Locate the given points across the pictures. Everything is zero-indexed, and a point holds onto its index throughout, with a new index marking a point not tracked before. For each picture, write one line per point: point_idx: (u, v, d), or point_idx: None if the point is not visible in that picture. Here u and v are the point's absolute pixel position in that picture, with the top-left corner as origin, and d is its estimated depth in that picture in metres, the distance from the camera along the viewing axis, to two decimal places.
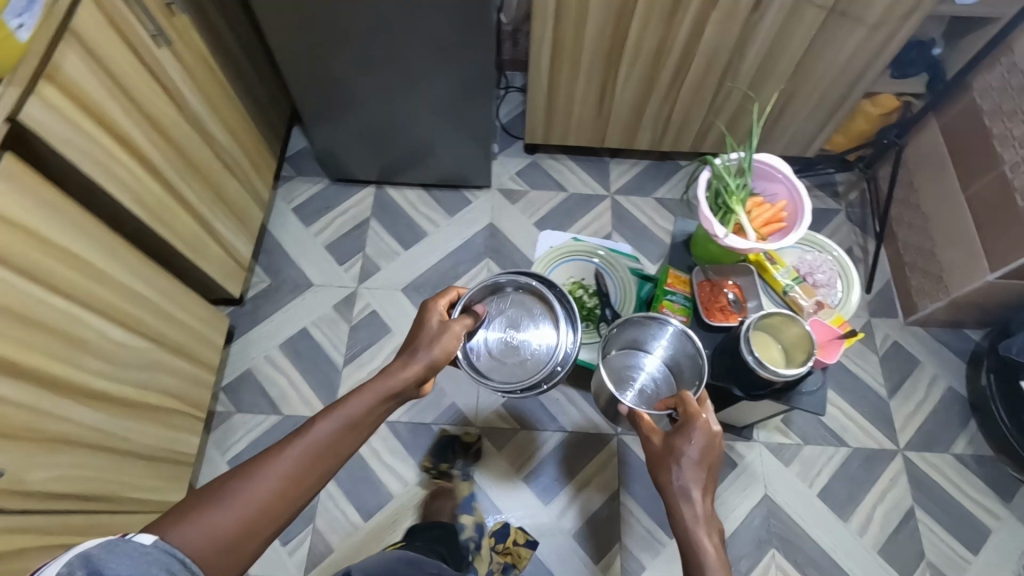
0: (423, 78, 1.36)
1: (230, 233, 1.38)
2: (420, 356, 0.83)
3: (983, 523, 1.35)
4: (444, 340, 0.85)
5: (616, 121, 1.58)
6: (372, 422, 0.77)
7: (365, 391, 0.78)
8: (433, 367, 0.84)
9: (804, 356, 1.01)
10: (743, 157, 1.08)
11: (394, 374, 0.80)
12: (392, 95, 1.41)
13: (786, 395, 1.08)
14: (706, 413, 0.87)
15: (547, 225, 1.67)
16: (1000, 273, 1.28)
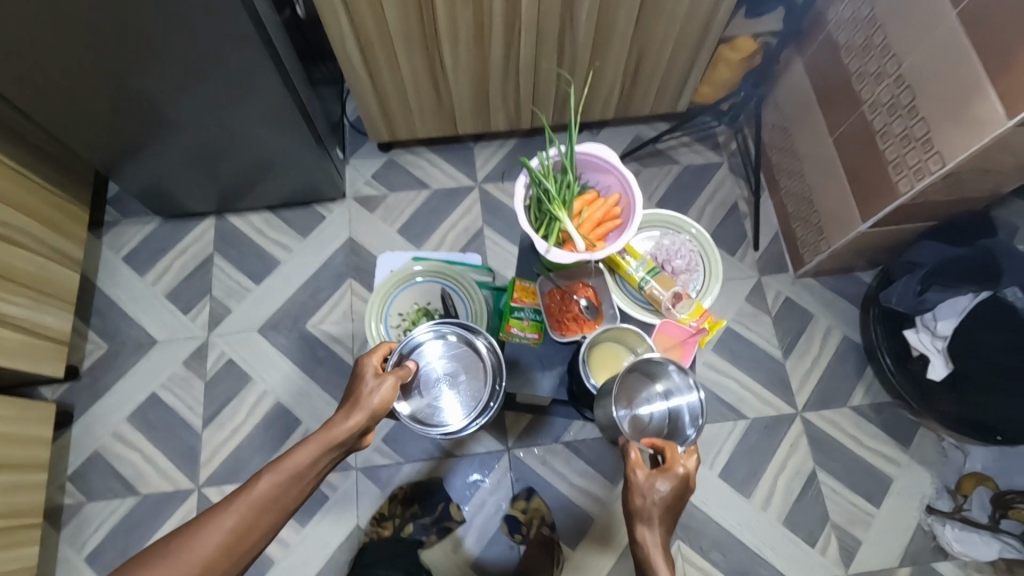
0: (214, 100, 1.17)
1: (29, 311, 1.21)
2: (359, 410, 0.78)
3: (884, 473, 1.33)
4: (384, 389, 0.80)
5: (462, 106, 1.42)
6: (319, 471, 0.75)
7: (309, 443, 0.75)
8: (375, 417, 0.80)
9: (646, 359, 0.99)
10: (564, 151, 0.95)
11: (339, 424, 0.77)
12: (188, 122, 1.22)
13: None
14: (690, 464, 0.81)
15: (411, 229, 1.53)
16: (871, 222, 1.20)
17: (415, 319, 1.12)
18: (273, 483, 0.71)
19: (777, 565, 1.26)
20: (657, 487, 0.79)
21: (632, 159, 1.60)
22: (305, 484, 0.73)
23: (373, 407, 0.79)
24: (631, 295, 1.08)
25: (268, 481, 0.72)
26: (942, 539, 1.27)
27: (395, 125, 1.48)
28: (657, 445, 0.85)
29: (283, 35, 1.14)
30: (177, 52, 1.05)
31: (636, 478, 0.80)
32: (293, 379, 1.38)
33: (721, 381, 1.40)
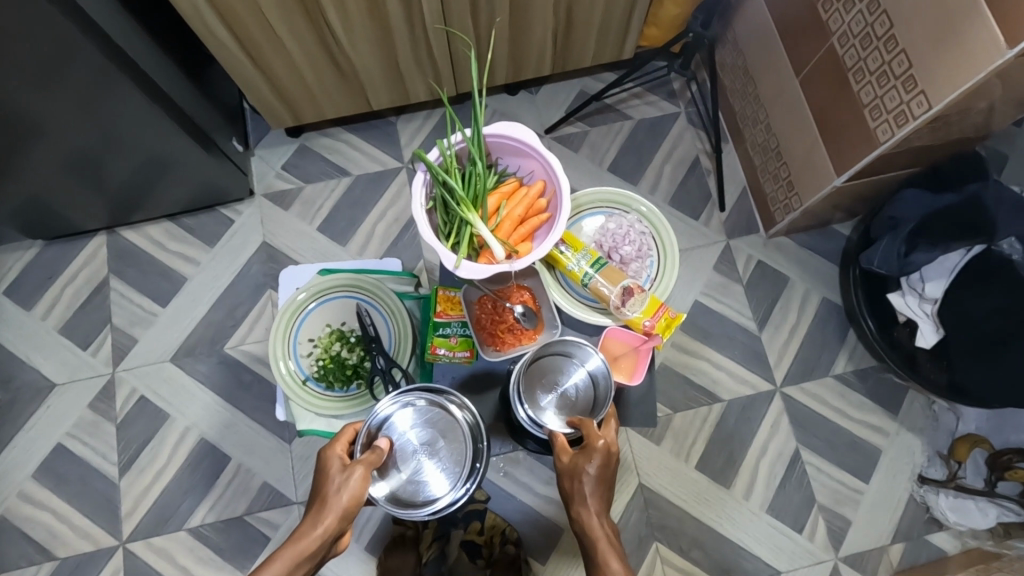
0: (56, 107, 0.97)
1: None
2: (329, 511, 0.65)
3: (872, 445, 1.23)
4: (355, 481, 0.68)
5: (369, 77, 1.21)
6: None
7: (273, 563, 0.60)
8: (348, 517, 0.66)
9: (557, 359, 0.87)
10: (470, 136, 0.77)
11: (308, 533, 0.63)
12: (32, 136, 1.02)
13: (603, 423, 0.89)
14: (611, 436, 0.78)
15: (334, 225, 1.34)
16: (847, 176, 1.04)
17: (327, 345, 0.95)
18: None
19: (762, 557, 1.18)
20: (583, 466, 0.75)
21: (578, 119, 1.41)
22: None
23: (346, 503, 0.66)
24: (576, 293, 0.93)
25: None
26: (936, 510, 1.18)
27: (297, 107, 1.28)
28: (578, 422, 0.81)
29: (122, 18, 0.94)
30: None
31: (561, 464, 0.77)
32: (216, 411, 1.23)
33: (692, 363, 1.27)
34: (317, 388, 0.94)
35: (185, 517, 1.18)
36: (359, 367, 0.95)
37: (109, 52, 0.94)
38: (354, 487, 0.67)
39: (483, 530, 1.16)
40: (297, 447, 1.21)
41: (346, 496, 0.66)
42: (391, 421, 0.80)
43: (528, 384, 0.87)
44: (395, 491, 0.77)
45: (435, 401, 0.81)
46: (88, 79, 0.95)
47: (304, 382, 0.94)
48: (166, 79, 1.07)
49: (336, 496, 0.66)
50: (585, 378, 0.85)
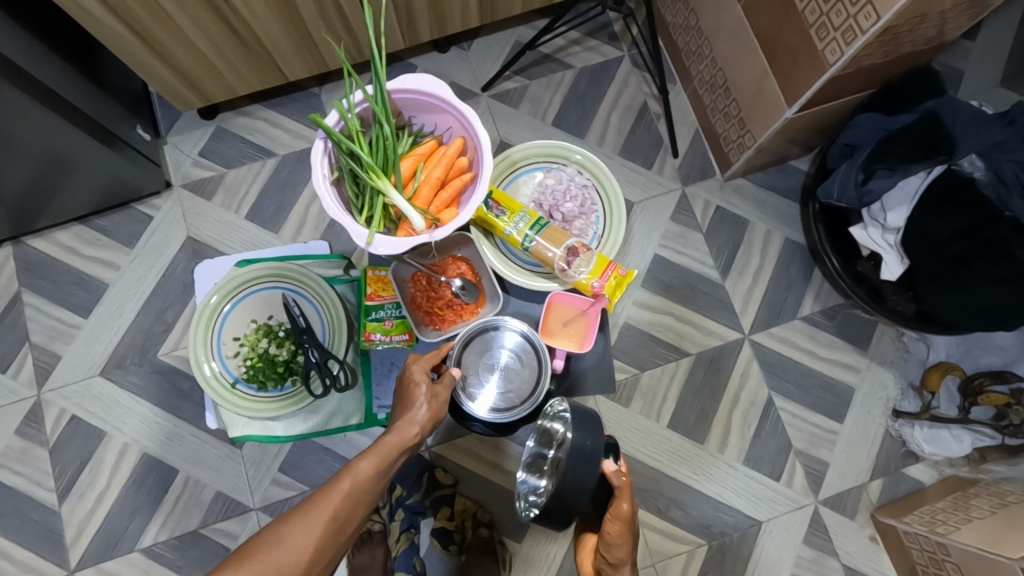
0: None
1: None
2: (422, 398, 0.71)
3: (844, 384, 1.20)
4: (436, 394, 0.72)
5: (278, 46, 1.09)
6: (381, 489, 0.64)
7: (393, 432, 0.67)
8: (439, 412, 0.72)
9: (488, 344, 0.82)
10: (373, 93, 0.68)
11: (414, 415, 0.69)
12: None
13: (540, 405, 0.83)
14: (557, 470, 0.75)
15: (263, 212, 1.24)
16: (798, 106, 0.97)
17: (254, 343, 0.86)
18: (321, 523, 0.57)
19: (741, 509, 1.15)
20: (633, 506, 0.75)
21: (516, 73, 1.31)
22: (371, 496, 0.62)
23: (424, 418, 0.69)
24: (519, 258, 0.85)
25: (314, 537, 0.56)
26: (912, 442, 1.16)
27: (205, 87, 1.16)
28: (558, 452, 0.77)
29: None
30: None
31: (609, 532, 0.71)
32: (157, 423, 1.15)
33: (657, 320, 1.21)
34: (248, 390, 0.86)
35: (136, 538, 1.11)
36: (292, 362, 0.87)
37: None
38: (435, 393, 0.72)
39: (453, 515, 1.10)
40: (248, 451, 1.13)
41: (428, 411, 0.70)
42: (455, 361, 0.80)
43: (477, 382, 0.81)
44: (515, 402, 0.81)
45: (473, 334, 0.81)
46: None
47: (234, 385, 0.86)
48: (42, 67, 0.94)
49: (417, 410, 0.70)
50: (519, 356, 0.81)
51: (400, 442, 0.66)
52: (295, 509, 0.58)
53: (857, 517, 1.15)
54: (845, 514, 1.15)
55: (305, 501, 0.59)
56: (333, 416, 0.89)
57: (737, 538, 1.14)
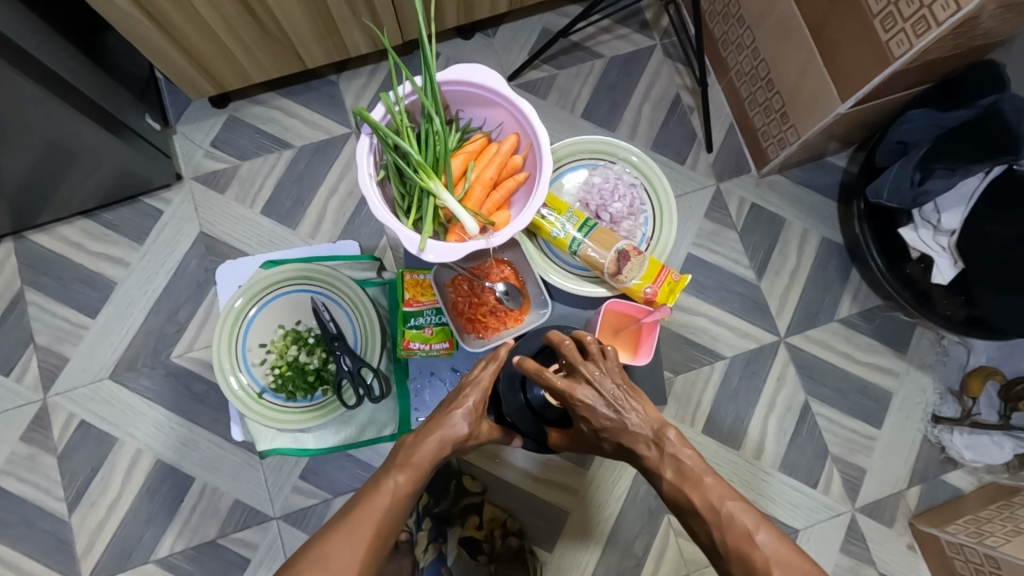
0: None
1: None
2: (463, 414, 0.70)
3: (882, 388, 1.17)
4: (475, 416, 0.70)
5: (298, 31, 1.03)
6: (413, 499, 0.68)
7: (427, 444, 0.68)
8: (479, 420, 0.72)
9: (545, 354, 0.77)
10: (423, 86, 0.62)
11: (452, 427, 0.69)
12: None
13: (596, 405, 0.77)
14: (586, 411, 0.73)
15: (278, 206, 1.18)
16: (854, 100, 0.92)
17: (282, 350, 0.82)
18: (360, 545, 0.62)
19: (777, 516, 1.12)
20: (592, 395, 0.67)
21: (543, 62, 1.25)
22: (404, 511, 0.66)
23: (458, 435, 0.69)
24: (565, 262, 0.81)
25: (354, 557, 0.62)
26: (951, 449, 1.13)
27: (218, 74, 1.09)
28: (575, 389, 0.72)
29: None
30: None
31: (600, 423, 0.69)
32: (170, 428, 1.10)
33: (691, 322, 1.17)
34: (276, 400, 0.81)
35: (151, 548, 1.06)
36: (323, 371, 0.82)
37: None
38: (476, 414, 0.70)
39: (482, 524, 1.08)
40: (268, 458, 1.08)
41: (462, 431, 0.69)
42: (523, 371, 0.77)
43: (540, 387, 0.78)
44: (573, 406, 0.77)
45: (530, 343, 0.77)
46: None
47: (261, 395, 0.81)
48: (47, 51, 0.87)
49: (453, 428, 0.69)
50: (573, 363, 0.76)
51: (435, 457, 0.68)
52: (332, 531, 0.64)
53: (894, 525, 1.13)
54: (882, 521, 1.13)
55: (340, 522, 0.64)
56: (365, 427, 0.85)
57: None
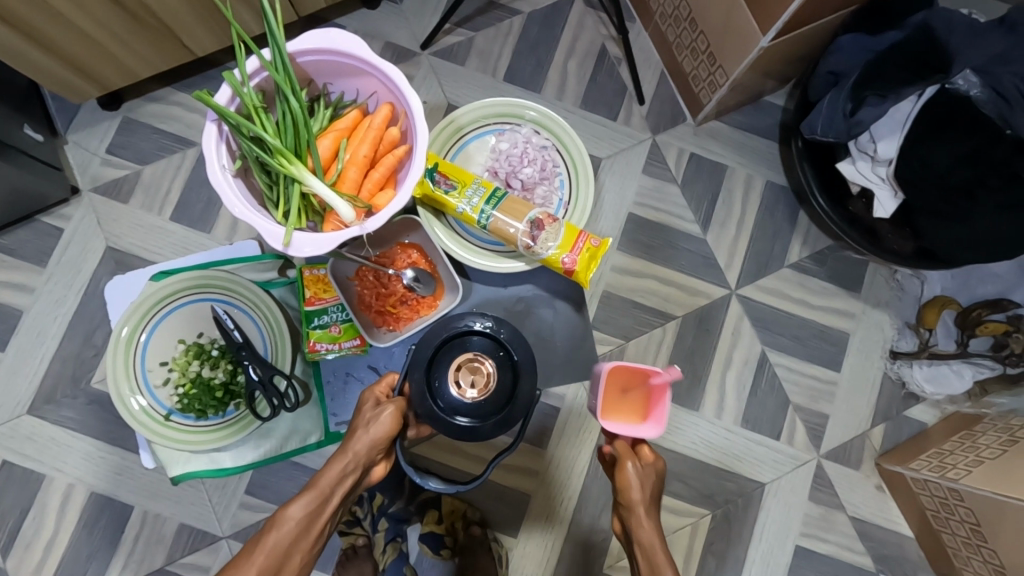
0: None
1: None
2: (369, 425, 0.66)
3: (839, 330, 1.14)
4: (383, 432, 0.65)
5: (174, 17, 0.93)
6: (323, 522, 0.62)
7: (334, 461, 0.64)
8: (389, 434, 0.66)
9: (456, 348, 0.69)
10: (273, 61, 0.55)
11: (358, 438, 0.65)
12: None
13: (503, 411, 0.68)
14: (483, 396, 0.68)
15: (189, 210, 1.10)
16: (775, 32, 0.86)
17: (183, 368, 0.75)
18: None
19: (743, 473, 1.09)
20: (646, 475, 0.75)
21: (457, 25, 1.16)
22: (307, 539, 0.61)
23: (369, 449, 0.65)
24: (478, 239, 0.75)
25: None
26: (912, 384, 1.11)
27: (99, 73, 1.00)
28: (478, 371, 0.68)
29: None
30: None
31: (627, 471, 0.74)
32: (102, 458, 1.03)
33: (639, 284, 1.12)
34: (185, 421, 0.75)
35: None
36: (231, 384, 0.76)
37: None
38: (385, 431, 0.66)
39: (442, 518, 1.04)
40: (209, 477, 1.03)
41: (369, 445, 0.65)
42: (438, 361, 0.68)
43: (446, 381, 0.68)
44: (479, 407, 0.68)
45: (455, 328, 0.69)
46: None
47: (168, 418, 0.75)
48: None
49: (360, 441, 0.65)
50: (487, 355, 0.69)
51: (339, 475, 0.63)
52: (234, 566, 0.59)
53: (862, 466, 1.11)
54: (849, 465, 1.11)
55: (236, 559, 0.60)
56: (288, 439, 0.80)
57: (742, 503, 1.09)
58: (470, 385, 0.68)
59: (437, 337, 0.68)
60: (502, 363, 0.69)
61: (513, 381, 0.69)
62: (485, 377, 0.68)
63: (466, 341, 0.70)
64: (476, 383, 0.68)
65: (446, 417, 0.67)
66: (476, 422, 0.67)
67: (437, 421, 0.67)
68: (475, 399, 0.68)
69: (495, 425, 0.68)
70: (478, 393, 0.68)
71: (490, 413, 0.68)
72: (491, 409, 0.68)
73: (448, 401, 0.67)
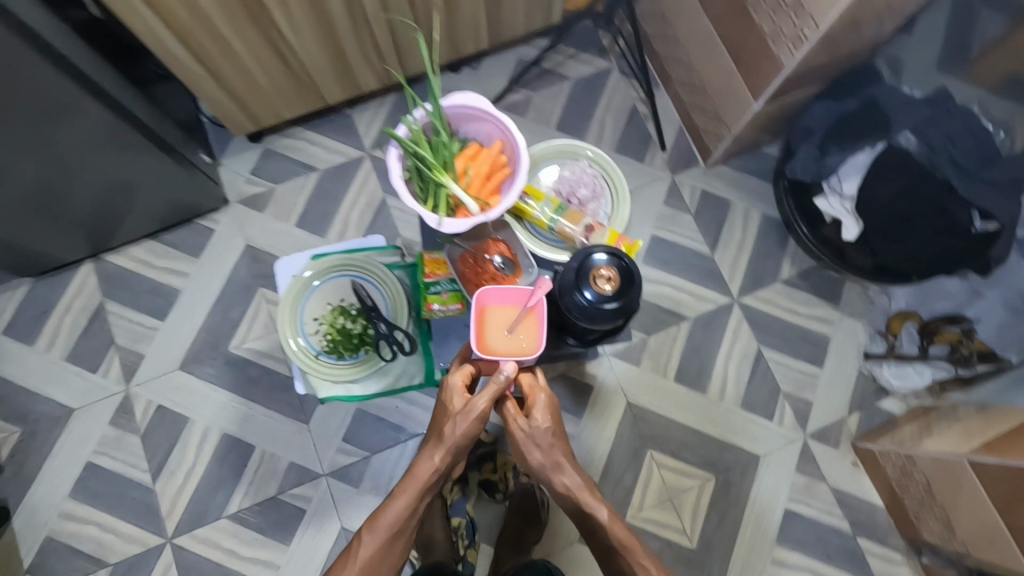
0: (11, 133, 0.97)
1: None
2: (444, 442, 0.79)
3: (821, 334, 1.40)
4: (449, 457, 0.80)
5: (320, 73, 1.27)
6: (393, 545, 0.80)
7: (402, 493, 0.80)
8: (456, 449, 0.80)
9: (589, 263, 0.85)
10: (431, 110, 0.87)
11: (425, 463, 0.80)
12: None
13: (630, 300, 0.84)
14: (610, 290, 0.83)
15: (309, 219, 1.42)
16: (764, 99, 1.17)
17: (331, 322, 1.05)
18: None
19: (742, 445, 1.34)
20: (543, 433, 0.79)
21: (520, 87, 1.50)
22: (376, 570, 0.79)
23: (425, 479, 0.80)
24: (546, 238, 1.05)
25: None
26: (882, 379, 1.34)
27: (257, 114, 1.34)
28: (609, 276, 0.84)
29: (97, 59, 1.00)
30: None
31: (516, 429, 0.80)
32: (233, 407, 1.32)
33: (658, 290, 1.40)
34: (330, 360, 1.04)
35: (222, 507, 1.27)
36: (364, 334, 1.05)
37: (91, 91, 0.99)
38: (459, 443, 0.79)
39: (496, 467, 1.28)
40: (314, 425, 1.31)
41: (428, 476, 0.79)
42: (577, 273, 0.85)
43: (582, 286, 0.84)
44: (613, 302, 0.83)
45: (586, 252, 0.85)
46: (45, 100, 0.95)
47: (318, 356, 1.04)
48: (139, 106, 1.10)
49: (426, 466, 0.80)
50: (611, 264, 0.84)
51: (407, 505, 0.80)
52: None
53: (840, 445, 1.35)
54: (829, 444, 1.35)
55: None
56: (399, 378, 1.08)
57: (740, 470, 1.33)
58: (603, 287, 0.83)
59: (577, 258, 0.85)
60: (624, 271, 0.84)
61: (632, 282, 0.84)
62: (614, 280, 0.83)
63: (594, 259, 0.85)
64: (607, 286, 0.83)
65: (591, 308, 0.83)
66: (613, 310, 0.83)
67: (584, 313, 0.84)
68: (607, 296, 0.83)
69: (622, 312, 0.84)
70: (613, 288, 0.83)
71: (621, 303, 0.83)
72: (621, 302, 0.83)
73: (589, 298, 0.83)
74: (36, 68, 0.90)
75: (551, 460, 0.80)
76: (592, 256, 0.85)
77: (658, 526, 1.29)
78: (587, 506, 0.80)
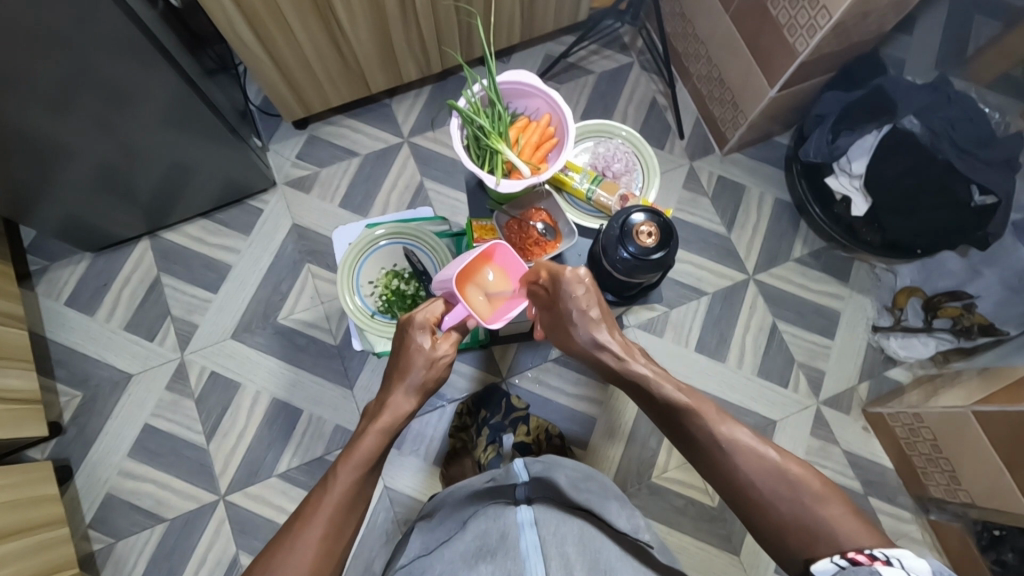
0: (100, 110, 1.06)
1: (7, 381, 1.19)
2: (417, 376, 0.81)
3: (831, 308, 1.49)
4: (417, 395, 0.81)
5: (367, 63, 1.38)
6: (367, 484, 0.74)
7: (374, 430, 0.77)
8: (428, 383, 0.82)
9: (628, 222, 0.94)
10: (487, 85, 0.96)
11: (399, 401, 0.79)
12: (81, 156, 1.14)
13: (671, 249, 0.94)
14: (651, 244, 0.92)
15: (352, 200, 1.52)
16: (779, 87, 1.28)
17: (386, 284, 1.16)
18: None
19: (760, 411, 1.42)
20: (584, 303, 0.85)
21: (548, 80, 1.61)
22: (350, 509, 0.70)
23: (397, 416, 0.79)
24: (582, 208, 1.14)
25: None
26: (890, 351, 1.43)
27: (307, 101, 1.44)
28: (647, 232, 0.93)
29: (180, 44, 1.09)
30: (71, 92, 0.99)
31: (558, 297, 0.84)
32: (282, 373, 1.40)
33: (678, 267, 1.50)
34: (385, 319, 1.13)
35: (273, 466, 1.34)
36: (416, 296, 1.16)
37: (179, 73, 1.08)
38: (426, 378, 0.82)
39: (530, 431, 1.31)
40: (358, 391, 1.39)
41: (401, 414, 0.79)
42: (620, 232, 0.94)
43: (626, 242, 0.93)
44: (656, 252, 0.92)
45: (625, 214, 0.94)
46: (137, 82, 1.04)
47: (373, 316, 1.13)
48: (210, 88, 1.20)
49: (400, 400, 0.80)
50: (649, 221, 0.93)
51: (379, 441, 0.76)
52: (304, 523, 0.68)
53: (851, 411, 1.44)
54: (842, 410, 1.44)
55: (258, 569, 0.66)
56: None
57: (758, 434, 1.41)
58: (644, 240, 0.92)
59: (617, 219, 0.94)
60: (663, 226, 0.93)
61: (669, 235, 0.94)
62: (654, 234, 0.93)
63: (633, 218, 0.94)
64: (647, 240, 0.92)
65: (637, 260, 0.92)
66: (658, 259, 0.92)
67: (632, 264, 0.93)
68: (648, 249, 0.92)
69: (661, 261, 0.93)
70: (655, 240, 0.92)
71: (662, 253, 0.93)
72: (662, 252, 0.93)
73: (635, 252, 0.92)
74: (137, 53, 0.99)
75: (586, 320, 0.85)
76: (630, 216, 0.94)
77: (683, 485, 1.37)
78: (635, 375, 0.82)
